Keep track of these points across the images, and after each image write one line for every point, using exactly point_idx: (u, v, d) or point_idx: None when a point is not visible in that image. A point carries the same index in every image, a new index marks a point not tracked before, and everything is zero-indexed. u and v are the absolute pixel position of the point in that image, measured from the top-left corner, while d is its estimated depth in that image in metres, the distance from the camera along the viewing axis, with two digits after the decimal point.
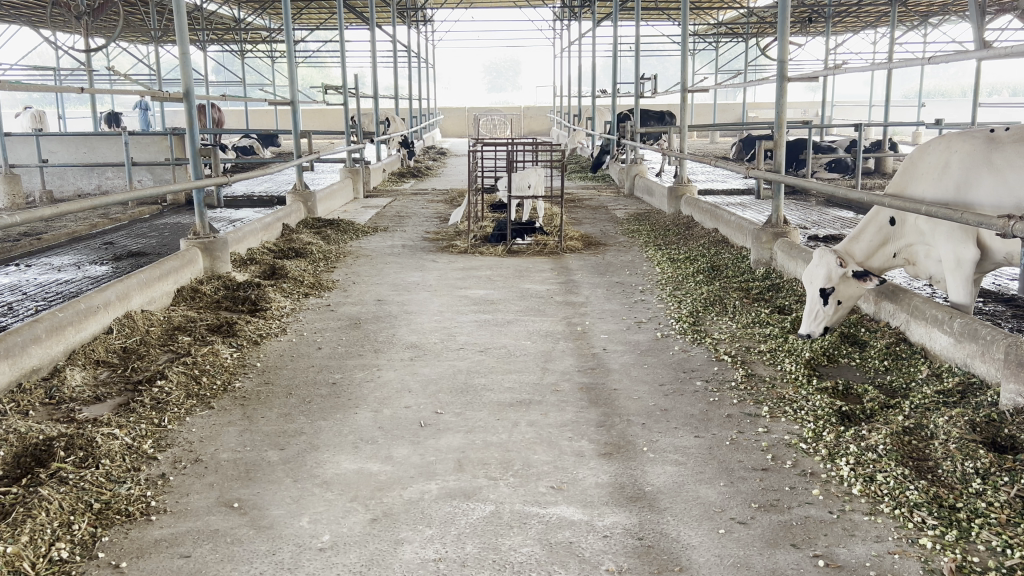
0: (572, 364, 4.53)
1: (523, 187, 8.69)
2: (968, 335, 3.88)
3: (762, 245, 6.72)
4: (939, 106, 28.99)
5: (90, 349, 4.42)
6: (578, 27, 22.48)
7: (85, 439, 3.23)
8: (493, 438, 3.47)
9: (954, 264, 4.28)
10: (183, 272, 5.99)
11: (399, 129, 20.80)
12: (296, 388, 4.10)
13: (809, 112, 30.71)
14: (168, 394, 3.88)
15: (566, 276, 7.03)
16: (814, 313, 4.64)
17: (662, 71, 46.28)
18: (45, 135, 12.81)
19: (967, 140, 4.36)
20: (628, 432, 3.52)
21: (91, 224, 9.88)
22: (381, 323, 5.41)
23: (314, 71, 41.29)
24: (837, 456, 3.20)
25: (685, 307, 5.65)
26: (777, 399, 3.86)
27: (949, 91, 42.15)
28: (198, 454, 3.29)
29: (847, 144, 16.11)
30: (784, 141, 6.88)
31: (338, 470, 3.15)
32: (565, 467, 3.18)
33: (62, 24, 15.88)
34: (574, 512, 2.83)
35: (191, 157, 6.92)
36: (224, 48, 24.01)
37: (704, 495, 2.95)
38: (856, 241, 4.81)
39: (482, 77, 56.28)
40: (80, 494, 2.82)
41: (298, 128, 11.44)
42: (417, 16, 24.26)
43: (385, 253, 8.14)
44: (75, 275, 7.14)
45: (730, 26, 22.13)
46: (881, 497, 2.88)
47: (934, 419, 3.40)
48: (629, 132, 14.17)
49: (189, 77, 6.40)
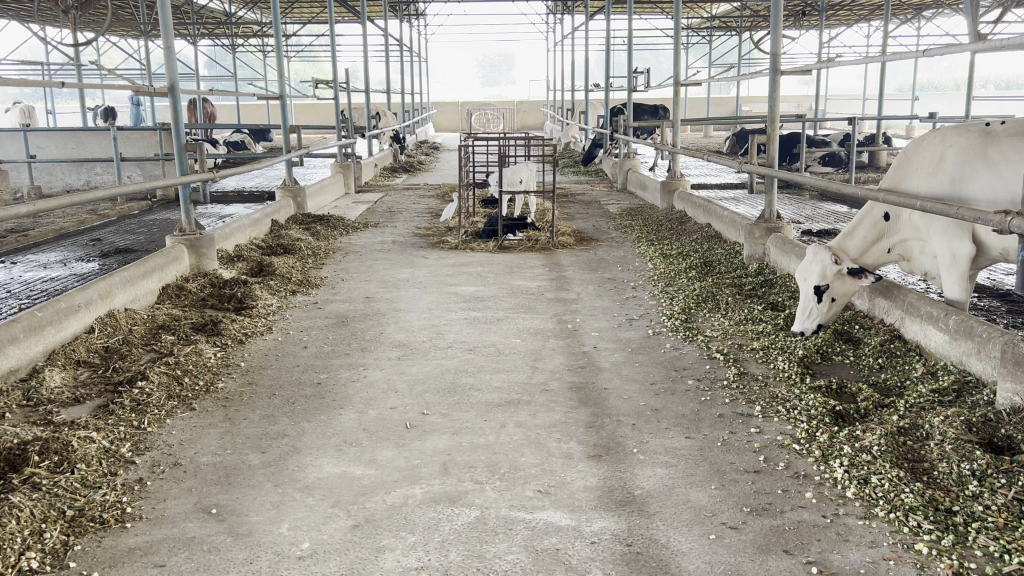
0: (562, 362, 4.46)
1: (514, 182, 8.59)
2: (963, 333, 3.82)
3: (755, 241, 6.64)
4: (933, 100, 29.00)
5: (70, 349, 4.32)
6: (572, 21, 22.41)
7: (61, 443, 3.14)
8: (480, 440, 3.39)
9: (950, 260, 4.22)
10: (169, 269, 5.89)
11: (392, 123, 20.68)
12: (281, 388, 4.02)
13: (803, 107, 30.72)
14: (149, 395, 3.79)
15: (558, 272, 6.95)
16: (807, 309, 4.58)
17: (656, 66, 46.27)
18: (33, 130, 12.63)
19: (963, 134, 4.29)
20: (618, 434, 3.45)
21: (78, 220, 9.75)
22: (369, 321, 5.32)
23: (307, 65, 41.03)
24: (831, 457, 3.14)
25: (677, 304, 5.58)
26: (770, 399, 3.79)
27: (943, 84, 42.25)
28: (177, 458, 3.20)
29: (841, 137, 16.06)
30: (777, 135, 6.78)
31: (320, 475, 3.07)
32: (553, 471, 3.10)
33: (50, 17, 15.66)
34: (562, 516, 2.76)
35: (178, 153, 6.81)
36: (215, 42, 23.81)
37: (695, 498, 2.88)
38: (849, 237, 4.72)
39: (476, 71, 56.14)
40: (53, 501, 2.73)
41: (287, 123, 11.29)
42: (409, 10, 24.13)
43: (375, 249, 8.06)
44: (61, 273, 7.01)
45: (725, 20, 22.05)
46: (876, 500, 2.81)
47: (930, 419, 3.34)
48: (622, 126, 14.06)
49: (174, 72, 6.27)
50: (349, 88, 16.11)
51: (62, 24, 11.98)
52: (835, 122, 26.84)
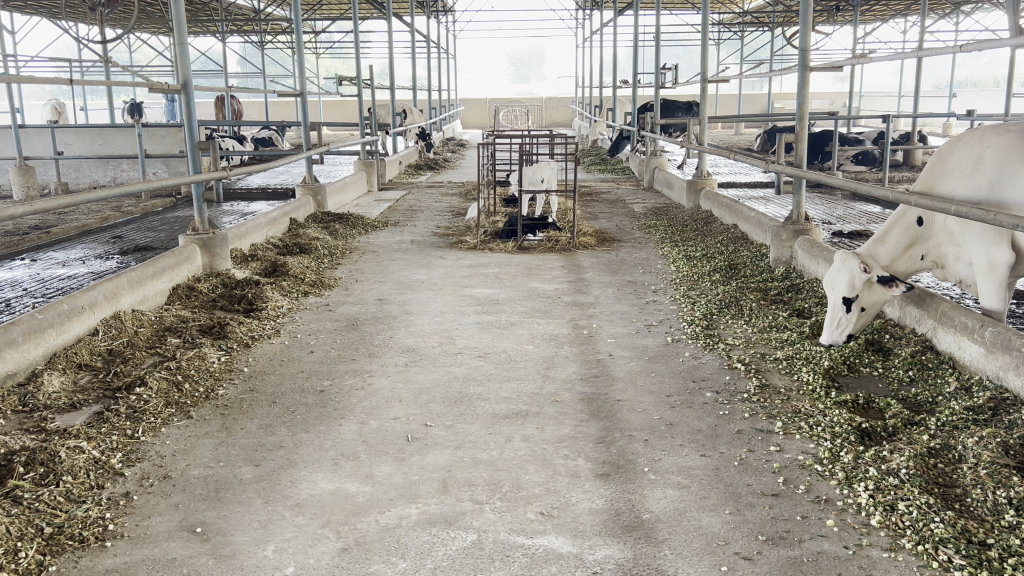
0: (574, 371, 4.29)
1: (536, 181, 8.40)
2: (1001, 346, 3.58)
3: (782, 243, 6.41)
4: (971, 97, 28.33)
5: (72, 352, 4.22)
6: (602, 17, 22.12)
7: (48, 454, 3.05)
8: (484, 455, 3.24)
9: (987, 268, 3.95)
10: (180, 269, 5.78)
11: (417, 120, 20.62)
12: (282, 396, 3.89)
13: (836, 103, 30.14)
14: (146, 402, 3.68)
15: (577, 274, 6.77)
16: (835, 320, 4.27)
17: (685, 61, 46.06)
18: (60, 126, 12.66)
19: (1002, 134, 4.02)
20: (628, 450, 3.28)
21: (102, 216, 9.74)
22: (379, 325, 5.19)
23: (338, 62, 41.34)
24: (855, 480, 2.94)
25: (698, 310, 5.37)
26: (792, 414, 3.58)
27: (982, 81, 41.46)
28: (167, 471, 3.08)
29: (875, 136, 15.68)
30: (806, 133, 6.45)
31: (313, 491, 2.94)
32: (558, 490, 2.94)
33: (79, 15, 15.71)
34: (563, 542, 2.60)
35: (191, 150, 6.70)
36: (244, 39, 23.86)
37: (707, 524, 2.70)
38: (880, 243, 4.44)
39: (506, 68, 56.12)
40: (31, 517, 2.63)
41: (308, 120, 11.19)
42: (436, 5, 24.01)
43: (393, 249, 7.95)
44: (80, 270, 6.97)
45: (757, 14, 21.70)
46: (903, 530, 2.61)
47: (963, 439, 3.12)
48: (649, 124, 13.79)
49: (187, 68, 6.16)
50: (375, 85, 15.95)
51: (88, 21, 11.96)
52: (870, 120, 26.34)
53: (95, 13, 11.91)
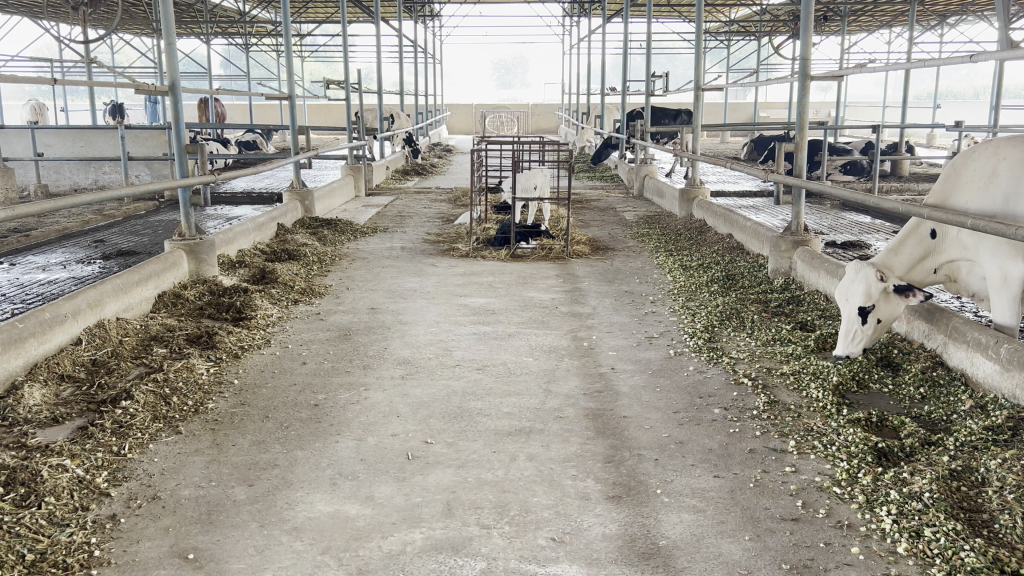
0: (577, 386, 4.14)
1: (528, 188, 8.31)
2: (1017, 363, 3.50)
3: (782, 254, 6.33)
4: (954, 108, 28.56)
5: (54, 362, 4.04)
6: (590, 23, 22.03)
7: (30, 473, 2.89)
8: (489, 476, 3.10)
9: (1000, 281, 3.86)
10: (166, 275, 5.60)
11: (403, 124, 20.48)
12: (275, 411, 3.73)
13: (822, 113, 30.34)
14: (132, 417, 3.51)
15: (573, 283, 6.65)
16: (850, 332, 4.19)
17: (672, 69, 46.32)
18: (41, 127, 12.36)
19: (1018, 146, 3.94)
20: (639, 470, 3.15)
21: (83, 220, 9.50)
22: (373, 334, 5.05)
23: (322, 66, 41.16)
24: (876, 503, 2.83)
25: (699, 322, 5.27)
26: (805, 432, 3.47)
27: (963, 93, 41.96)
28: (156, 491, 2.92)
29: (862, 145, 15.71)
30: (805, 143, 6.35)
31: (311, 514, 2.78)
32: (568, 515, 2.80)
33: (60, 14, 15.41)
34: (577, 572, 2.47)
35: (177, 154, 6.51)
36: (229, 41, 23.56)
37: (727, 552, 2.58)
38: (894, 253, 4.36)
39: (491, 73, 56.12)
40: (11, 542, 2.47)
41: (296, 124, 11.00)
42: (422, 11, 23.91)
43: (384, 256, 7.80)
44: (61, 276, 6.76)
45: (744, 24, 21.79)
46: (931, 558, 2.50)
47: (985, 462, 3.02)
48: (639, 131, 13.70)
49: (174, 68, 5.97)
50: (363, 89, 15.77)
51: (69, 20, 11.70)
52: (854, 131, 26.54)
53: (78, 12, 11.66)
